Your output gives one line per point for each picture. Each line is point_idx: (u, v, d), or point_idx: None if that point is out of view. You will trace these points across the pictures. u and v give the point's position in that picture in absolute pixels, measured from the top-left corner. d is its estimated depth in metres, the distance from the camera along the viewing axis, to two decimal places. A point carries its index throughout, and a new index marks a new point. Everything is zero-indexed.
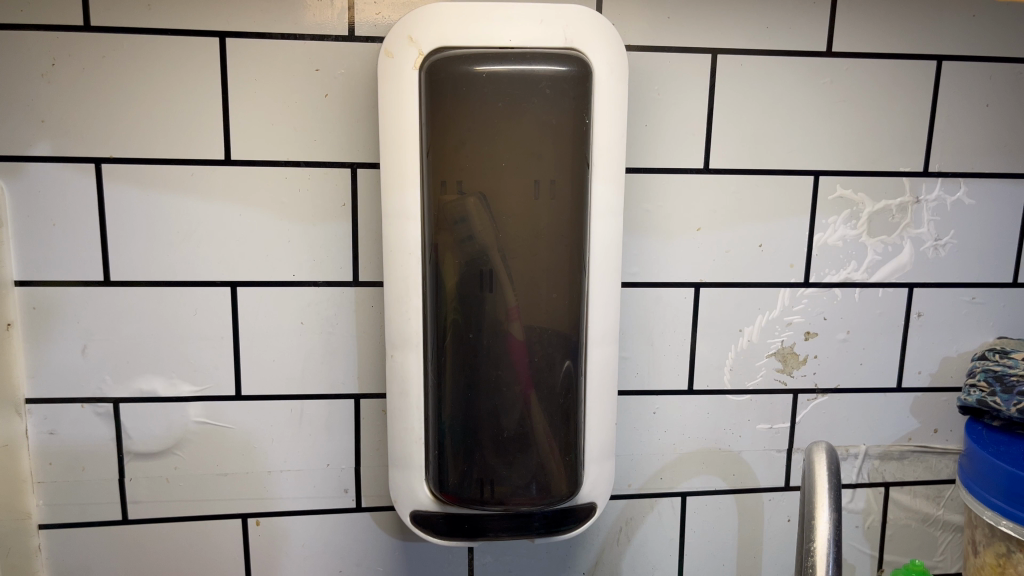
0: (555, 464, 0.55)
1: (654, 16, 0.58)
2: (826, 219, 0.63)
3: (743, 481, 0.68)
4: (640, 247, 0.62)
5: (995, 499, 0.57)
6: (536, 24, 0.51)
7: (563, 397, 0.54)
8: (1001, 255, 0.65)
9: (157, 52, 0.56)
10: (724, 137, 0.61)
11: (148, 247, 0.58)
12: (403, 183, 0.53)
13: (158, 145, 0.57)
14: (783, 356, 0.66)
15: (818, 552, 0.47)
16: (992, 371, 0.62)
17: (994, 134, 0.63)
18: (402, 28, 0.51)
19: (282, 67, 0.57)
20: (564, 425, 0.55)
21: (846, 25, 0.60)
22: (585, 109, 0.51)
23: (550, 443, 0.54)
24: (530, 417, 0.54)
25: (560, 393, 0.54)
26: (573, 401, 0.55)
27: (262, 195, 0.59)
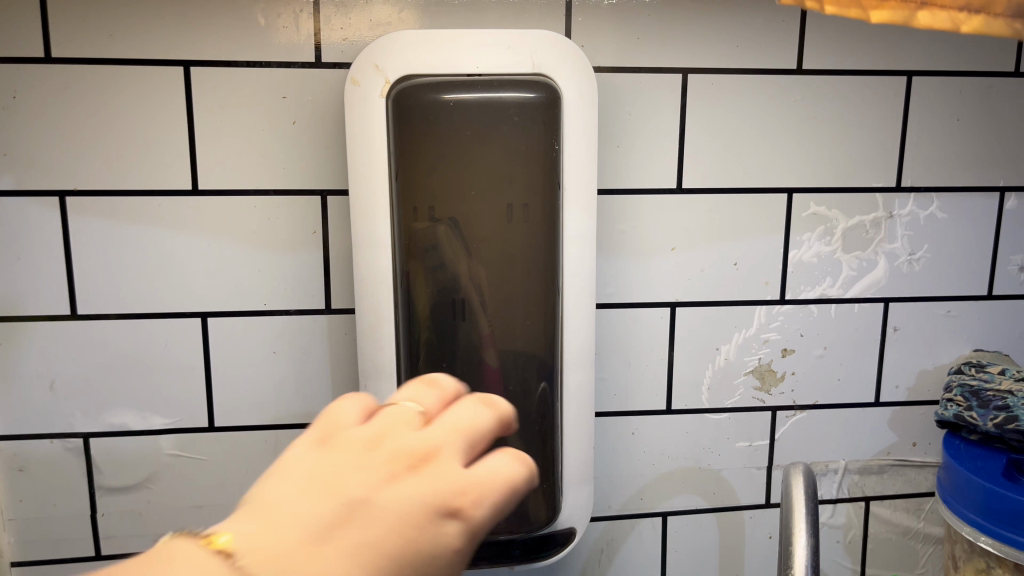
0: (533, 491, 0.55)
1: (624, 36, 0.58)
2: (801, 236, 0.63)
3: (723, 499, 0.68)
4: (615, 268, 0.62)
5: (973, 515, 0.57)
6: (503, 50, 0.51)
7: (540, 422, 0.54)
8: (975, 268, 0.66)
9: (121, 81, 0.55)
10: (696, 156, 0.61)
11: (115, 280, 0.57)
12: (373, 211, 0.52)
13: (126, 177, 0.56)
14: (761, 374, 0.65)
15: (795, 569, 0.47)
16: (969, 386, 0.62)
17: (964, 147, 0.63)
18: (367, 56, 0.51)
19: (248, 95, 0.56)
20: (541, 457, 0.54)
21: (815, 43, 0.60)
22: (555, 134, 0.50)
23: None
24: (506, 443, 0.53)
25: (536, 418, 0.54)
26: (550, 425, 0.54)
27: (231, 224, 0.58)
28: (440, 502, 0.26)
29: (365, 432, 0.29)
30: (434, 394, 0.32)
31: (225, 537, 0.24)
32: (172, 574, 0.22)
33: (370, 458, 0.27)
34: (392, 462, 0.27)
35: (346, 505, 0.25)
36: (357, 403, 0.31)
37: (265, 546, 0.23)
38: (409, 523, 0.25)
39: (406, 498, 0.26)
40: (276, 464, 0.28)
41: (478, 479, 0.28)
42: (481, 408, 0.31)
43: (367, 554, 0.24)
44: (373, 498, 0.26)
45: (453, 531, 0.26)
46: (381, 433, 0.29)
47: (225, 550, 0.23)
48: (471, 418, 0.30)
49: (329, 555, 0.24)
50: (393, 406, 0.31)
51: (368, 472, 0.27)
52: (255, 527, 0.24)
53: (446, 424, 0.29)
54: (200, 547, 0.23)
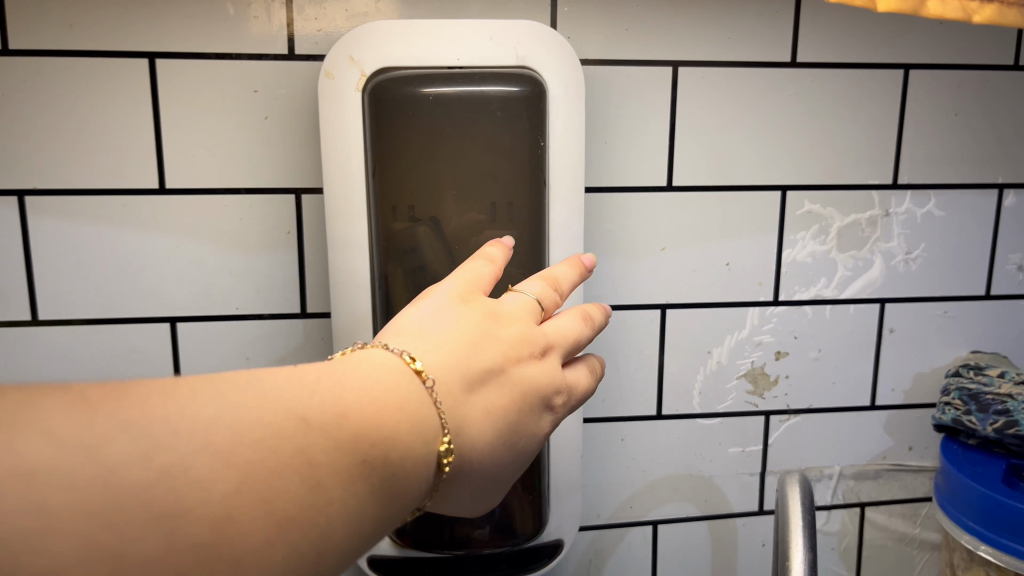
0: (520, 503, 0.52)
1: (612, 27, 0.55)
2: (795, 234, 0.61)
3: (715, 506, 0.66)
4: (603, 269, 0.59)
5: (972, 523, 0.56)
6: (485, 41, 0.48)
7: None
8: (973, 268, 0.64)
9: (82, 74, 0.52)
10: (687, 153, 0.58)
11: (78, 283, 0.55)
12: (349, 211, 0.50)
13: (90, 176, 0.53)
14: (754, 377, 0.63)
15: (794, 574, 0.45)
16: (967, 390, 0.60)
17: (962, 143, 0.61)
18: (342, 47, 0.48)
19: (218, 89, 0.53)
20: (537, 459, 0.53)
21: (810, 35, 0.58)
22: (540, 130, 0.48)
23: None
24: None
25: None
26: None
27: (201, 224, 0.55)
28: (546, 396, 0.34)
29: (506, 309, 0.34)
30: (548, 286, 0.38)
31: (417, 360, 0.29)
32: (370, 373, 0.28)
33: (507, 335, 0.33)
34: (524, 347, 0.34)
35: (494, 369, 0.32)
36: (489, 272, 0.37)
37: (446, 377, 0.30)
38: (528, 398, 0.33)
39: (527, 375, 0.33)
40: (428, 300, 0.34)
41: (570, 386, 0.36)
42: (581, 326, 0.38)
43: (504, 408, 0.32)
44: (508, 370, 0.33)
45: (544, 427, 0.35)
46: (519, 315, 0.34)
47: (422, 370, 0.29)
48: (571, 328, 0.37)
49: (478, 405, 0.31)
50: (518, 294, 0.36)
51: (511, 346, 0.33)
52: (434, 356, 0.30)
53: (553, 329, 0.36)
54: (398, 366, 0.29)
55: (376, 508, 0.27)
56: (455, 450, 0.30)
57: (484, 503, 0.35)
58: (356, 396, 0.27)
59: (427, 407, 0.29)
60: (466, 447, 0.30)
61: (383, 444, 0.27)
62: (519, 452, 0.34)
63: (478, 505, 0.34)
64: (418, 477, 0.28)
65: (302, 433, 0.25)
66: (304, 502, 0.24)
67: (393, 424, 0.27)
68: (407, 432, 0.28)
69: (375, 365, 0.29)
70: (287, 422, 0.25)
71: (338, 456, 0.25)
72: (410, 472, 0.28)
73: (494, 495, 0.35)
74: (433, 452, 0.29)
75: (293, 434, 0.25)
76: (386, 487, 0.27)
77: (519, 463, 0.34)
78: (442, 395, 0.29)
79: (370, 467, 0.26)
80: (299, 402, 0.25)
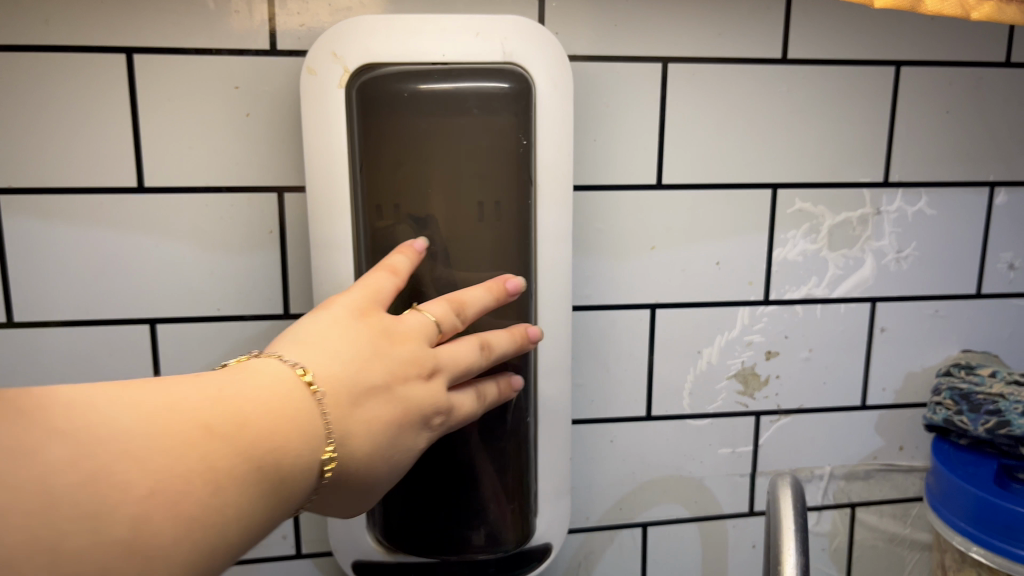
0: (507, 510, 0.51)
1: (601, 23, 0.55)
2: (786, 233, 0.60)
3: (705, 507, 0.65)
4: (592, 269, 0.58)
5: (963, 524, 0.55)
6: (471, 37, 0.47)
7: (512, 435, 0.51)
8: (964, 267, 0.63)
9: (58, 70, 0.50)
10: (677, 151, 0.58)
11: (54, 284, 0.53)
12: (332, 211, 0.48)
13: (67, 174, 0.52)
14: (744, 378, 0.63)
15: None
16: (959, 390, 0.60)
17: (954, 140, 0.61)
18: (325, 43, 0.47)
19: (198, 86, 0.52)
20: (516, 475, 0.52)
21: (801, 31, 0.57)
22: (527, 128, 0.47)
23: (498, 486, 0.51)
24: (477, 459, 0.50)
25: (508, 431, 0.50)
26: (522, 438, 0.51)
27: (181, 224, 0.54)
28: (426, 414, 0.39)
29: (403, 328, 0.39)
30: (447, 305, 0.43)
31: (308, 373, 0.34)
32: (252, 390, 0.33)
33: (406, 353, 0.38)
34: (418, 363, 0.39)
35: (380, 386, 0.37)
36: (390, 286, 0.42)
37: (335, 389, 0.35)
38: (406, 416, 0.38)
39: (417, 392, 0.38)
40: (330, 312, 0.38)
41: (453, 406, 0.42)
42: (476, 351, 0.42)
43: (383, 422, 0.37)
44: (397, 386, 0.37)
45: (420, 441, 0.40)
46: (415, 334, 0.39)
47: (314, 385, 0.34)
48: (467, 354, 0.42)
49: (363, 416, 0.36)
50: (417, 312, 0.41)
51: (398, 367, 0.38)
52: (324, 370, 0.35)
53: (447, 354, 0.41)
54: (292, 378, 0.34)
55: (273, 504, 0.32)
56: (336, 456, 0.35)
57: (367, 502, 0.39)
58: (260, 405, 0.32)
59: (315, 419, 0.34)
60: (344, 458, 0.35)
61: (274, 454, 0.32)
62: (396, 464, 0.38)
63: (354, 505, 0.39)
64: (301, 483, 0.33)
65: (207, 443, 0.30)
66: (205, 505, 0.29)
67: (285, 437, 0.32)
68: (298, 443, 0.33)
69: (271, 378, 0.33)
70: (193, 431, 0.30)
71: (235, 460, 0.30)
72: (301, 474, 0.33)
73: (369, 497, 0.39)
74: (316, 462, 0.34)
75: (197, 442, 0.29)
76: (278, 490, 0.32)
77: (397, 470, 0.39)
78: (328, 407, 0.34)
79: (266, 474, 0.32)
80: (207, 413, 0.30)
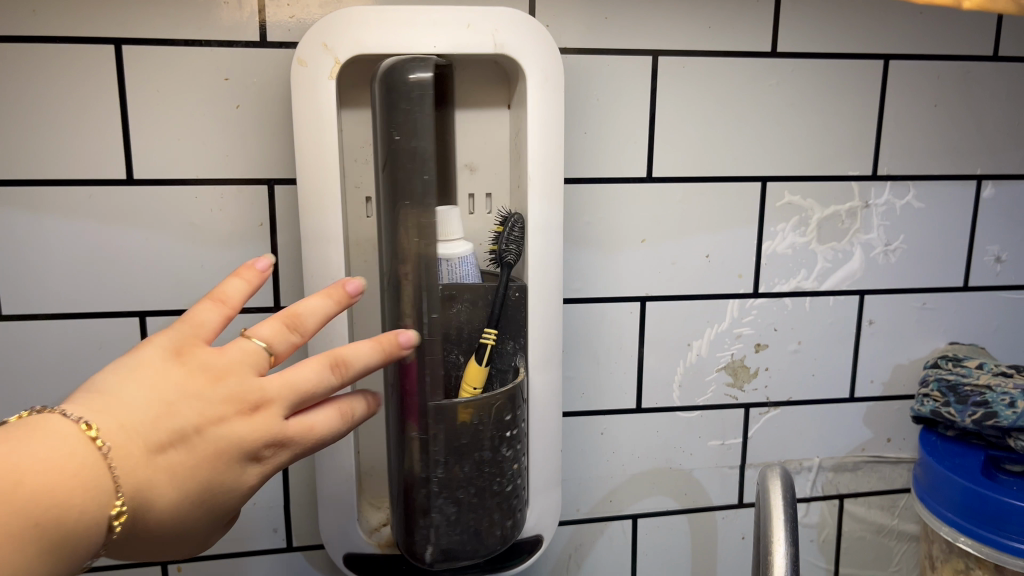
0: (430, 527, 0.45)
1: (591, 17, 0.55)
2: (775, 226, 0.61)
3: (695, 499, 0.65)
4: (582, 262, 0.59)
5: (950, 515, 0.56)
6: (461, 28, 0.47)
7: (426, 447, 0.44)
8: (951, 260, 0.64)
9: (45, 61, 0.50)
10: (667, 144, 0.58)
11: (42, 277, 0.53)
12: (322, 203, 0.48)
13: (56, 166, 0.52)
14: (734, 370, 0.63)
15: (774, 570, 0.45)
16: (946, 381, 0.60)
17: (941, 134, 0.61)
18: (315, 34, 0.46)
19: (187, 77, 0.52)
20: (451, 502, 0.45)
21: (791, 25, 0.57)
22: (414, 122, 0.40)
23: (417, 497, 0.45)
24: (400, 459, 0.45)
25: (423, 441, 0.44)
26: (444, 453, 0.43)
27: (171, 216, 0.54)
28: (254, 452, 0.34)
29: (224, 360, 0.34)
30: (283, 326, 0.37)
31: (95, 428, 0.31)
32: (34, 446, 0.29)
33: (217, 392, 0.33)
34: (239, 398, 0.34)
35: (188, 430, 0.33)
36: (216, 318, 0.36)
37: (122, 443, 0.31)
38: (223, 458, 0.34)
39: (239, 431, 0.34)
40: (139, 353, 0.34)
41: (299, 435, 0.36)
42: (323, 374, 0.36)
43: (191, 469, 0.33)
44: (207, 429, 0.33)
45: (251, 479, 0.35)
46: (235, 367, 0.34)
47: (98, 440, 0.30)
48: (310, 378, 0.36)
49: (163, 466, 0.32)
50: (250, 339, 0.35)
51: (210, 408, 0.33)
52: (114, 422, 0.31)
53: (280, 379, 0.35)
54: (73, 434, 0.30)
55: (54, 563, 0.29)
56: (131, 511, 0.31)
57: (201, 537, 0.36)
58: (39, 465, 0.29)
59: (103, 477, 0.30)
60: (143, 510, 0.32)
61: (59, 511, 0.29)
62: (220, 506, 0.35)
63: (183, 546, 0.36)
64: (89, 542, 0.30)
65: None
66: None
67: (66, 492, 0.29)
68: (81, 500, 0.29)
69: (52, 435, 0.30)
70: None
71: (1, 523, 0.27)
72: (85, 533, 0.30)
73: (199, 536, 0.36)
74: (103, 517, 0.30)
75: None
76: (64, 550, 0.29)
77: (225, 510, 0.35)
78: (118, 463, 0.31)
79: (51, 533, 0.29)
80: None
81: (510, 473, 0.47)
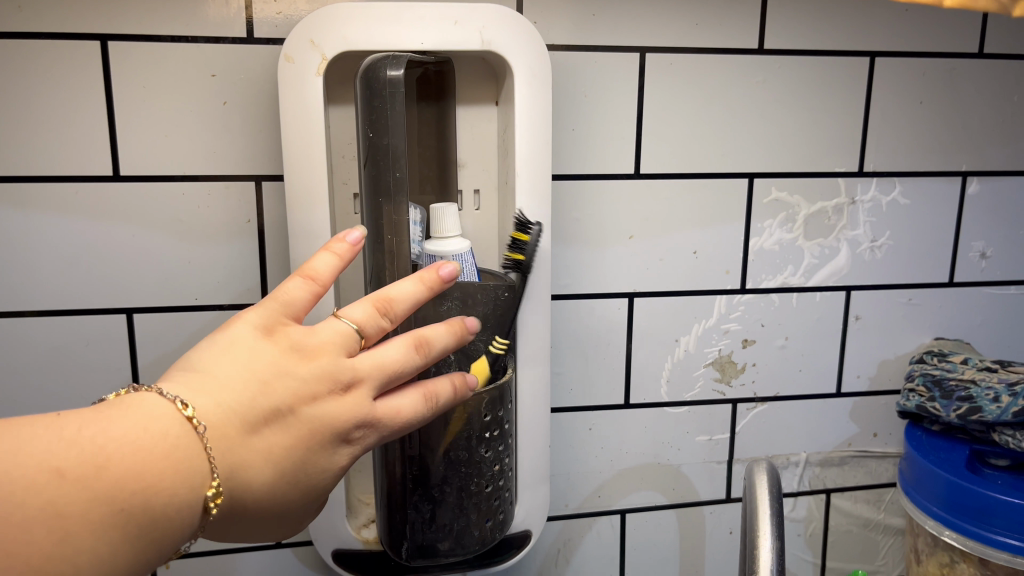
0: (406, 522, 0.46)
1: (579, 14, 0.55)
2: (762, 222, 0.61)
3: (683, 494, 0.66)
4: (570, 258, 0.59)
5: (936, 509, 0.56)
6: (449, 24, 0.47)
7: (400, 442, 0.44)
8: (936, 256, 0.64)
9: (30, 57, 0.50)
10: (655, 141, 0.58)
11: (29, 274, 0.53)
12: (309, 199, 0.48)
13: (41, 163, 0.51)
14: (721, 365, 0.63)
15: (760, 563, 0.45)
16: (930, 375, 0.60)
17: (927, 131, 0.62)
18: (302, 30, 0.46)
19: (174, 74, 0.52)
20: (425, 500, 0.45)
21: (777, 22, 0.57)
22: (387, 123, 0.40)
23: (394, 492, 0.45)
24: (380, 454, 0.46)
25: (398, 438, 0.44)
26: (418, 450, 0.44)
27: (158, 213, 0.53)
28: (343, 432, 0.36)
29: (315, 341, 0.35)
30: (374, 309, 0.37)
31: (190, 407, 0.32)
32: (130, 426, 0.31)
33: (309, 372, 0.35)
34: (327, 380, 0.35)
35: (280, 410, 0.34)
36: (305, 296, 0.37)
37: (218, 422, 0.33)
38: (315, 438, 0.35)
39: (326, 412, 0.35)
40: (229, 331, 0.35)
41: (385, 419, 0.37)
42: (409, 354, 0.38)
43: (287, 448, 0.35)
44: (300, 410, 0.35)
45: (340, 460, 0.37)
46: (326, 348, 0.35)
47: (194, 419, 0.32)
48: (394, 359, 0.37)
49: (258, 446, 0.34)
50: (338, 320, 0.37)
51: (301, 389, 0.34)
52: (209, 402, 0.32)
53: (368, 359, 0.36)
54: (169, 413, 0.32)
55: (153, 546, 0.31)
56: (226, 490, 0.33)
57: (291, 520, 0.38)
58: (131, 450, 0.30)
59: (196, 456, 0.32)
60: (237, 489, 0.34)
61: (145, 494, 0.30)
62: (310, 486, 0.36)
63: (276, 528, 0.37)
64: (182, 522, 0.32)
65: (53, 490, 0.29)
66: (54, 555, 0.28)
67: (155, 476, 0.31)
68: (173, 482, 0.31)
69: (148, 415, 0.31)
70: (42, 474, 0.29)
71: (84, 507, 0.29)
72: (178, 513, 0.32)
73: (294, 518, 0.37)
74: (199, 497, 0.32)
75: (44, 490, 0.28)
76: (152, 534, 0.31)
77: (315, 489, 0.37)
78: (212, 442, 0.32)
79: (139, 517, 0.30)
80: (70, 453, 0.29)
81: (491, 475, 0.46)
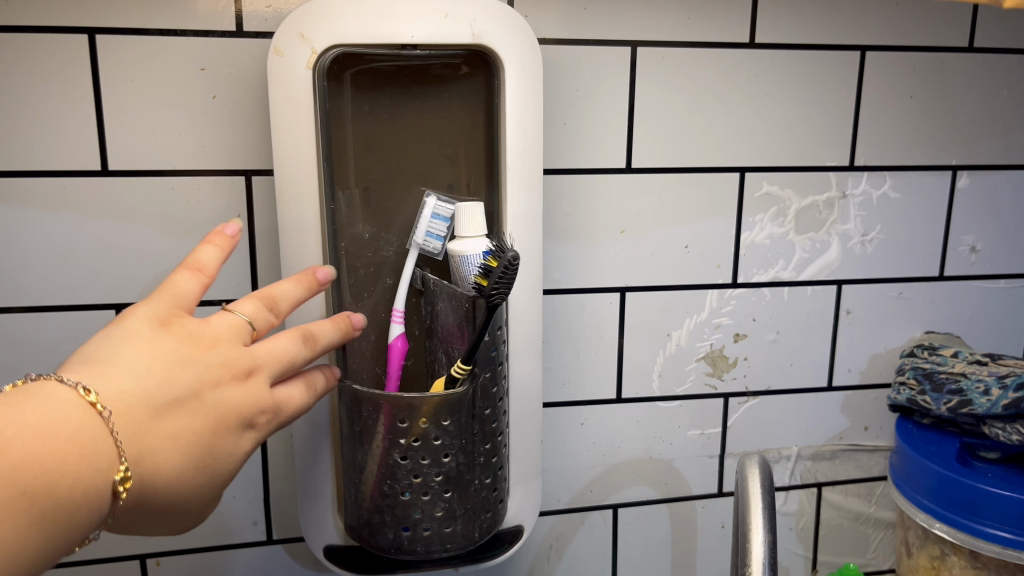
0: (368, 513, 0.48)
1: (570, 7, 0.55)
2: (754, 216, 0.61)
3: (675, 489, 0.66)
4: (562, 252, 0.59)
5: (926, 502, 0.56)
6: (439, 18, 0.46)
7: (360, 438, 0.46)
8: (927, 250, 0.64)
9: (16, 50, 0.49)
10: (646, 135, 0.58)
11: (17, 270, 0.52)
12: (299, 194, 0.48)
13: (29, 157, 0.51)
14: (713, 359, 0.63)
15: (753, 556, 0.45)
16: (921, 369, 0.61)
17: (918, 125, 0.62)
18: (291, 24, 0.46)
19: (163, 67, 0.51)
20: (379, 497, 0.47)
21: (769, 16, 0.57)
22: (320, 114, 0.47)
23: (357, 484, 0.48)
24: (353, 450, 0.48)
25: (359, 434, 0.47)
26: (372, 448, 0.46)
27: (148, 208, 0.53)
28: (245, 417, 0.37)
29: (211, 331, 0.37)
30: (261, 305, 0.40)
31: (92, 393, 0.32)
32: (34, 412, 0.30)
33: (211, 359, 0.36)
34: (228, 368, 0.36)
35: (187, 394, 0.35)
36: (195, 287, 0.38)
37: (124, 408, 0.32)
38: (219, 424, 0.36)
39: (229, 398, 0.36)
40: (123, 324, 0.35)
41: (279, 403, 0.39)
42: (297, 345, 0.40)
43: (194, 434, 0.35)
44: (205, 396, 0.35)
45: (242, 446, 0.38)
46: (223, 337, 0.37)
47: (98, 405, 0.32)
48: (288, 350, 0.40)
49: (165, 433, 0.34)
50: (230, 311, 0.38)
51: (206, 374, 0.35)
52: (114, 389, 0.32)
53: (265, 351, 0.39)
54: (73, 399, 0.31)
55: (55, 535, 0.31)
56: (134, 476, 0.33)
57: (190, 516, 0.37)
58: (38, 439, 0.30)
59: (102, 442, 0.31)
60: (145, 476, 0.33)
61: (54, 481, 0.30)
62: (215, 474, 0.37)
63: (173, 524, 0.37)
64: (90, 509, 0.31)
65: None
66: None
67: (67, 461, 0.30)
68: (81, 469, 0.31)
69: (52, 401, 0.31)
70: None
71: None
72: (88, 500, 0.31)
73: (194, 512, 0.37)
74: (108, 482, 0.32)
75: None
76: (58, 522, 0.30)
77: (219, 478, 0.37)
78: (118, 427, 0.32)
79: (44, 505, 0.30)
80: None
81: (418, 486, 0.45)
